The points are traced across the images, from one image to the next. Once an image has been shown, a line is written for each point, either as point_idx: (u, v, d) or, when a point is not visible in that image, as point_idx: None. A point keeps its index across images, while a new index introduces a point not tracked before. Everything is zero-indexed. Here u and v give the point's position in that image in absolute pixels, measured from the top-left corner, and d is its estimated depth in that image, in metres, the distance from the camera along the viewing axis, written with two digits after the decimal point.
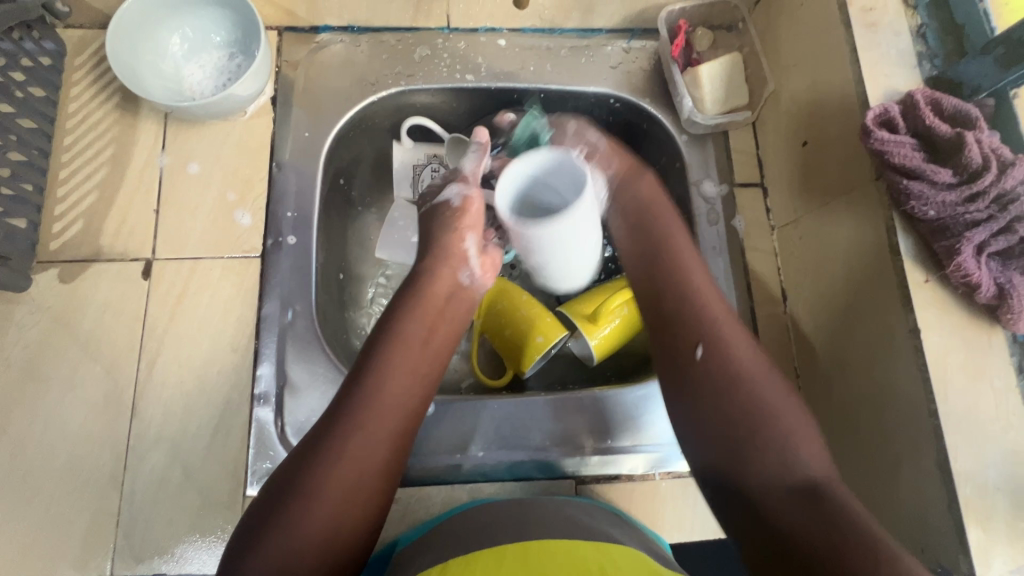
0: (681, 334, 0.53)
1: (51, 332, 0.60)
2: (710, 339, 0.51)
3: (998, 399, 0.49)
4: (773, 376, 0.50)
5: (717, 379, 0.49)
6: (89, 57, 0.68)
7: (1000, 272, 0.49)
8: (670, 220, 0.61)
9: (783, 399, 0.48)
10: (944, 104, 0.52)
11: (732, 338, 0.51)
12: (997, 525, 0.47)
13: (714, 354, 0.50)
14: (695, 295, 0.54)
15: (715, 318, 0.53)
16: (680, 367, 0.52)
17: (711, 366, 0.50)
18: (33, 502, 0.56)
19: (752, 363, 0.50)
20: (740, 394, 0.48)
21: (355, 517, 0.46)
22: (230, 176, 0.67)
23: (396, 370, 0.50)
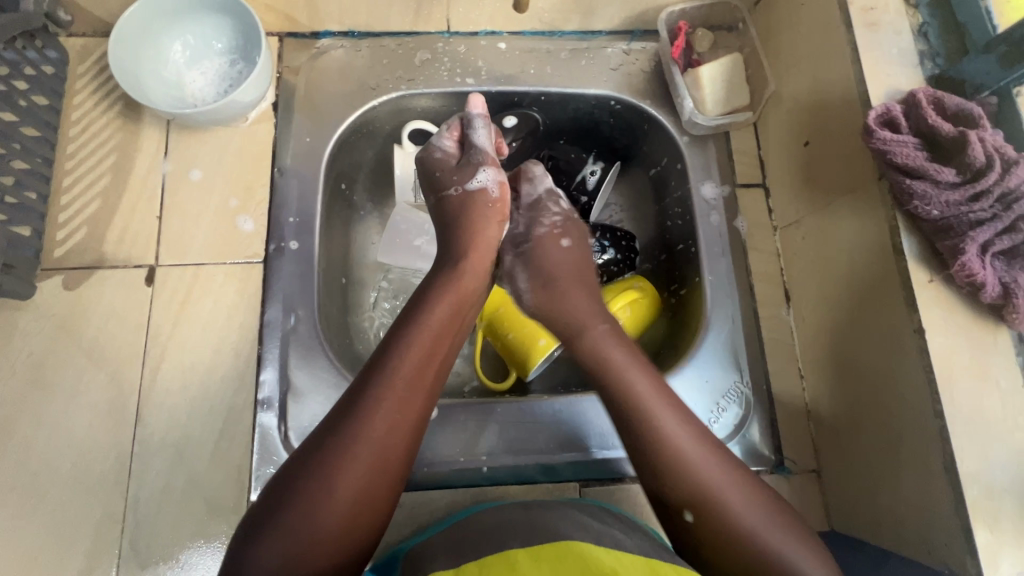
0: (664, 495, 0.49)
1: (55, 339, 0.60)
2: (698, 500, 0.47)
3: (1005, 399, 0.49)
4: (770, 516, 0.47)
5: (716, 546, 0.46)
6: (91, 66, 0.68)
7: (1006, 271, 0.49)
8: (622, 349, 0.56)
9: (784, 539, 0.46)
10: (947, 104, 0.52)
11: (721, 484, 0.48)
12: (1007, 528, 0.46)
13: (710, 515, 0.47)
14: (668, 442, 0.50)
15: (694, 466, 0.49)
16: (675, 534, 0.49)
17: (707, 530, 0.47)
18: (39, 509, 0.56)
19: (745, 509, 0.47)
20: (741, 557, 0.46)
21: (370, 514, 0.46)
22: (232, 182, 0.67)
23: (421, 367, 0.51)
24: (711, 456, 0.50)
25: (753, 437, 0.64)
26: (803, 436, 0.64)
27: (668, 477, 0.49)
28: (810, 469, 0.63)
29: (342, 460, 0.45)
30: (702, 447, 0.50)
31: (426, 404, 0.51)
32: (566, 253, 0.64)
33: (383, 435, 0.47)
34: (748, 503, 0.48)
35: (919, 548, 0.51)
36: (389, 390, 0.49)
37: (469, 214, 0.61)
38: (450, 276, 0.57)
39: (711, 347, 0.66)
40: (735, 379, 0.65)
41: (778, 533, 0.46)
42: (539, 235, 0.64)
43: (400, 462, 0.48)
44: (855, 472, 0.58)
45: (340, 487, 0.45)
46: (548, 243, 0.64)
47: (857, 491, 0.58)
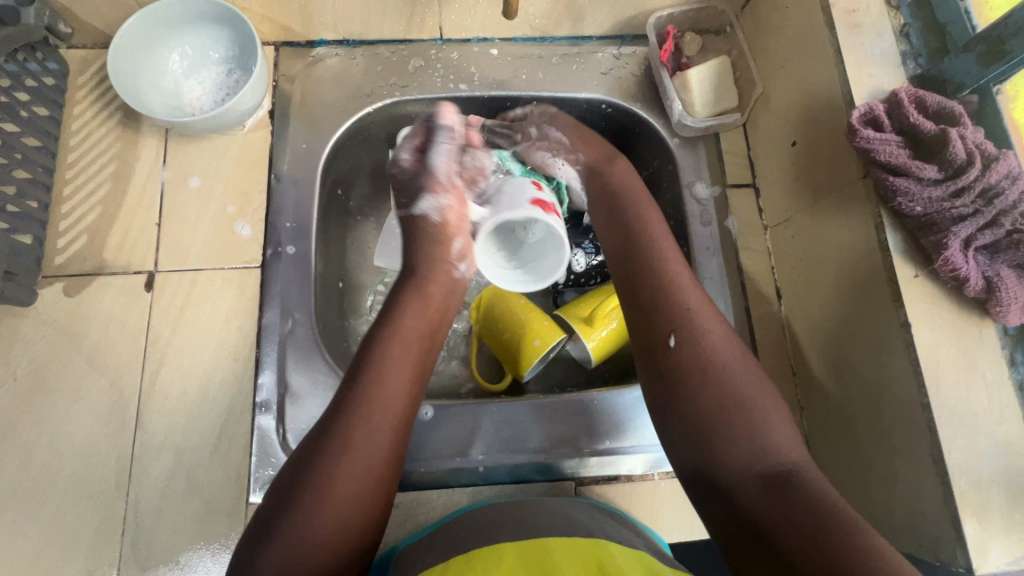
0: (653, 318, 0.54)
1: (56, 345, 0.61)
2: (681, 322, 0.52)
3: (990, 391, 0.49)
4: (741, 363, 0.51)
5: (687, 368, 0.51)
6: (91, 76, 0.69)
7: (988, 265, 0.49)
8: (642, 205, 0.63)
9: (746, 381, 0.50)
10: (928, 102, 0.53)
11: (702, 317, 0.53)
12: (994, 518, 0.47)
13: (688, 340, 0.52)
14: (666, 273, 0.56)
15: (684, 295, 0.54)
16: (652, 356, 0.53)
17: (683, 352, 0.51)
18: (41, 512, 0.57)
19: (720, 346, 0.51)
20: (705, 382, 0.50)
21: (362, 518, 0.47)
22: (230, 189, 0.68)
23: (400, 364, 0.53)
24: (700, 294, 0.55)
25: None
26: (796, 433, 0.65)
27: (661, 300, 0.54)
28: None
29: (329, 468, 0.46)
30: (693, 286, 0.55)
31: (408, 401, 0.52)
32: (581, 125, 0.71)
33: (367, 439, 0.48)
34: (724, 342, 0.52)
35: (910, 540, 0.52)
36: (371, 393, 0.50)
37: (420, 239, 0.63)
38: (417, 290, 0.59)
39: None
40: None
41: (749, 379, 0.50)
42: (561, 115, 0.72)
43: (386, 462, 0.49)
44: (847, 467, 0.59)
45: (330, 492, 0.46)
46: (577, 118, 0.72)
47: (850, 485, 0.59)
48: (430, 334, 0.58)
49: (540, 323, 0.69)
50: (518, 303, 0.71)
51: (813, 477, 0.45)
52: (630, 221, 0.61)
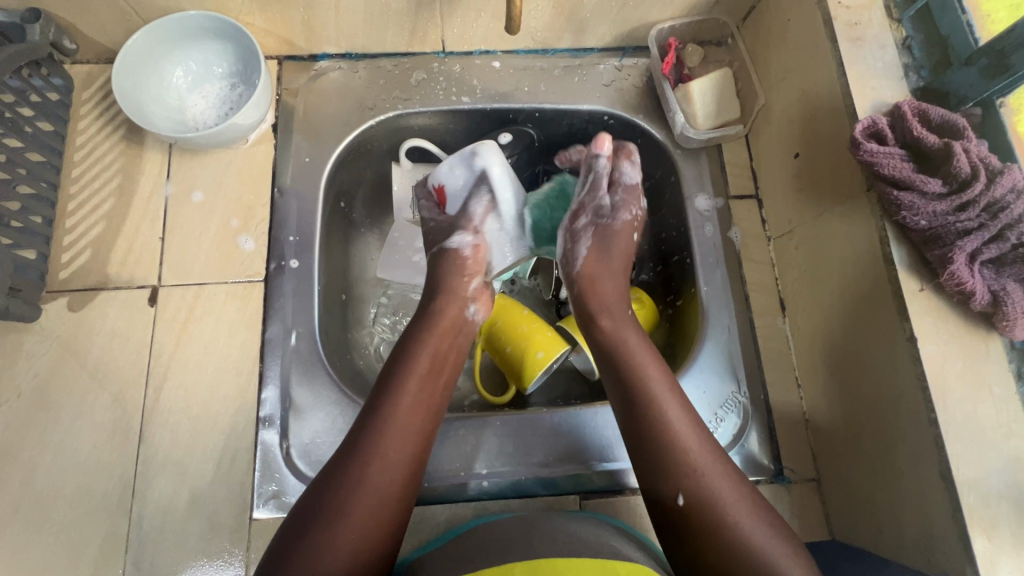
0: (658, 480, 0.52)
1: (60, 360, 0.61)
2: (690, 485, 0.51)
3: (998, 406, 0.49)
4: (756, 515, 0.50)
5: (704, 531, 0.49)
6: (96, 91, 0.70)
7: (994, 279, 0.49)
8: (637, 344, 0.59)
9: (762, 531, 0.49)
10: (931, 116, 0.53)
11: (711, 476, 0.51)
12: (1003, 535, 0.46)
13: (703, 502, 0.50)
14: (670, 431, 0.53)
15: (688, 452, 0.52)
16: (659, 510, 0.52)
17: (693, 516, 0.50)
18: (44, 529, 0.57)
19: (731, 503, 0.50)
20: (724, 542, 0.49)
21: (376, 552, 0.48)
22: (233, 203, 0.68)
23: (416, 408, 0.54)
24: (705, 448, 0.53)
25: (752, 447, 0.64)
26: (802, 446, 0.65)
27: (669, 462, 0.52)
28: (808, 479, 0.63)
29: (350, 494, 0.48)
30: (699, 438, 0.53)
31: (423, 437, 0.54)
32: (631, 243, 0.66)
33: (383, 471, 0.50)
34: (737, 497, 0.51)
35: (918, 556, 0.51)
36: (388, 428, 0.52)
37: (442, 270, 0.63)
38: (428, 322, 0.60)
39: (708, 357, 0.66)
40: (732, 389, 0.66)
41: (761, 528, 0.49)
42: (622, 222, 0.65)
43: (398, 500, 0.50)
44: (853, 481, 0.59)
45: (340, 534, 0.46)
46: (625, 233, 0.65)
47: (856, 500, 0.58)
48: (440, 365, 0.58)
49: (544, 335, 0.69)
50: (522, 314, 0.71)
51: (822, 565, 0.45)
52: (624, 361, 0.57)
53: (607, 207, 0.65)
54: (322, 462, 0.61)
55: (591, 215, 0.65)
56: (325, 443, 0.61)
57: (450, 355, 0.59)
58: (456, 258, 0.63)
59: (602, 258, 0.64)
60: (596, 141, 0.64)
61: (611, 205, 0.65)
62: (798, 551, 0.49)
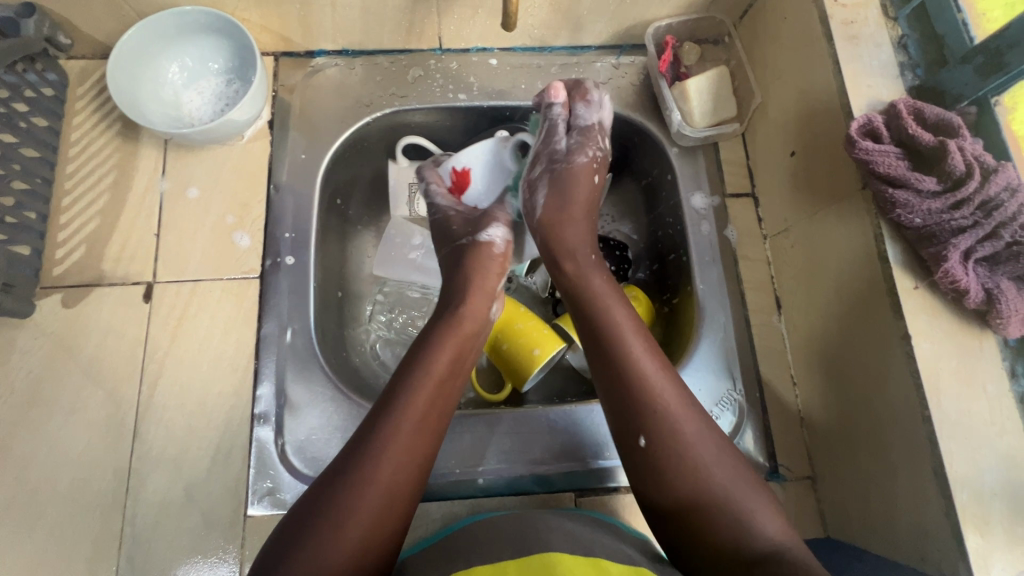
0: (624, 420, 0.52)
1: (54, 356, 0.61)
2: (654, 425, 0.51)
3: (991, 403, 0.49)
4: (722, 456, 0.50)
5: (665, 470, 0.50)
6: (91, 87, 0.70)
7: (988, 277, 0.49)
8: (604, 288, 0.58)
9: (726, 471, 0.49)
10: (927, 114, 0.53)
11: (677, 415, 0.51)
12: (996, 532, 0.46)
13: (664, 441, 0.50)
14: (634, 371, 0.53)
15: (651, 392, 0.52)
16: (624, 451, 0.52)
17: (656, 457, 0.50)
18: (37, 525, 0.56)
19: (696, 443, 0.50)
20: (687, 480, 0.49)
21: (380, 554, 0.47)
22: (229, 200, 0.68)
23: (428, 408, 0.53)
24: (670, 389, 0.52)
25: (748, 445, 0.65)
26: (797, 443, 0.65)
27: (634, 402, 0.52)
28: (803, 476, 0.64)
29: (359, 492, 0.48)
30: (666, 378, 0.53)
31: (433, 438, 0.53)
32: (594, 185, 0.63)
33: (390, 474, 0.49)
34: (701, 437, 0.51)
35: (911, 553, 0.51)
36: (397, 430, 0.51)
37: (469, 264, 0.62)
38: (448, 321, 0.59)
39: (704, 355, 0.67)
40: (727, 387, 0.66)
41: (725, 468, 0.50)
42: (578, 164, 0.62)
43: (405, 499, 0.50)
44: (848, 478, 0.59)
45: (347, 531, 0.46)
46: (582, 176, 0.62)
47: (850, 497, 0.59)
48: (456, 364, 0.57)
49: (540, 332, 0.69)
50: (519, 312, 0.70)
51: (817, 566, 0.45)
52: (591, 305, 0.57)
53: (561, 151, 0.63)
54: (318, 459, 0.60)
55: (546, 161, 0.63)
56: (320, 440, 0.61)
57: (468, 355, 0.59)
58: (486, 253, 0.63)
59: (560, 207, 0.62)
60: (547, 91, 0.65)
61: (566, 149, 0.63)
62: (773, 503, 0.49)
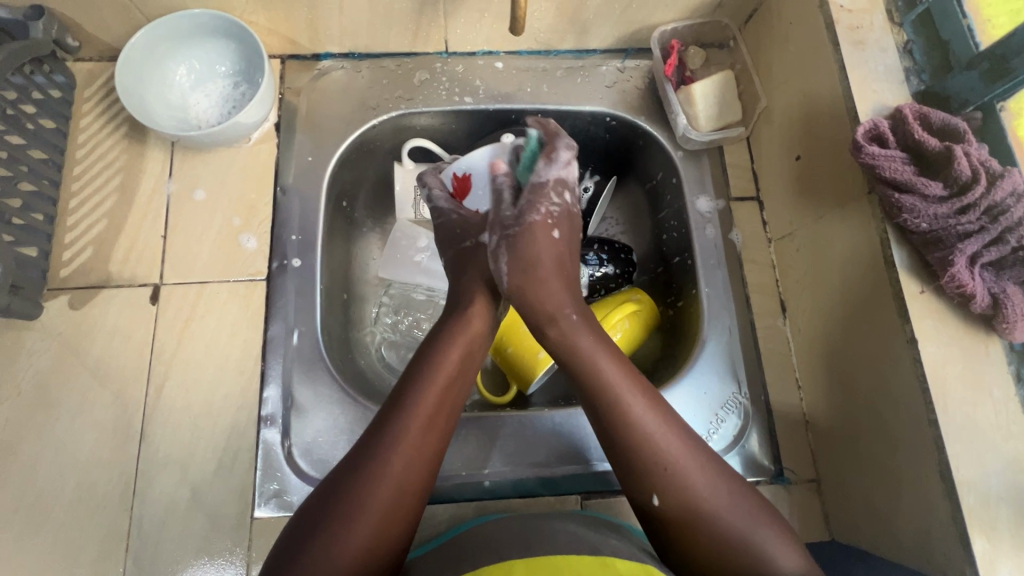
0: (634, 477, 0.52)
1: (61, 358, 0.61)
2: (666, 483, 0.50)
3: (997, 407, 0.49)
4: (737, 502, 0.50)
5: (678, 525, 0.50)
6: (98, 89, 0.70)
7: (994, 282, 0.50)
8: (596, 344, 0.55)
9: (743, 516, 0.49)
10: (933, 119, 0.53)
11: (688, 470, 0.50)
12: (1002, 536, 0.46)
13: (674, 500, 0.50)
14: (633, 436, 0.51)
15: (655, 453, 0.51)
16: (637, 504, 0.52)
17: (671, 512, 0.50)
18: (44, 527, 0.57)
19: (712, 495, 0.50)
20: (702, 532, 0.49)
21: (389, 553, 0.48)
22: (236, 202, 0.68)
23: (438, 409, 0.53)
24: (675, 443, 0.51)
25: (753, 448, 0.65)
26: (802, 446, 0.65)
27: (637, 465, 0.51)
28: (808, 479, 0.64)
29: (370, 491, 0.48)
30: (674, 434, 0.52)
31: (442, 438, 0.53)
32: (555, 244, 0.58)
33: (397, 481, 0.49)
34: (712, 489, 0.50)
35: (917, 556, 0.52)
36: (407, 431, 0.51)
37: (475, 274, 0.61)
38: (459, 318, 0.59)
39: (709, 358, 0.67)
40: (733, 390, 0.66)
41: (741, 516, 0.49)
42: (533, 225, 0.58)
43: (413, 506, 0.50)
44: (853, 482, 0.59)
45: (357, 532, 0.46)
46: (541, 234, 0.58)
47: (856, 500, 0.59)
48: (466, 363, 0.57)
49: None
50: (524, 315, 0.70)
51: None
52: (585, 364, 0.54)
53: (510, 219, 0.58)
54: (324, 461, 0.61)
55: (500, 232, 0.59)
56: (327, 442, 0.61)
57: (476, 353, 0.59)
58: (486, 264, 0.61)
59: (521, 273, 0.57)
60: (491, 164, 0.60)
61: (517, 212, 0.58)
62: (790, 539, 0.49)
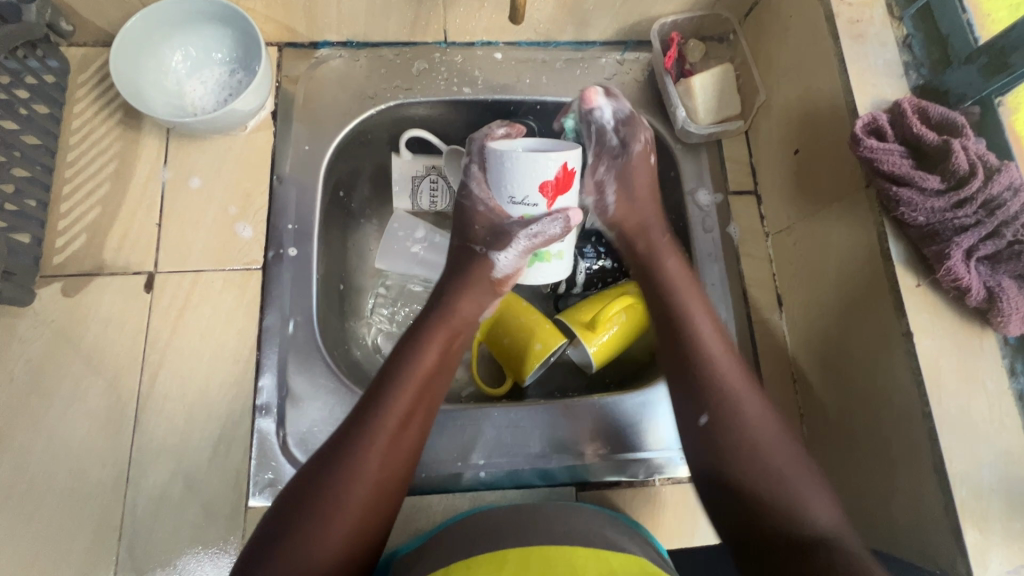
0: (689, 397, 0.58)
1: (53, 346, 0.61)
2: (719, 409, 0.56)
3: (991, 400, 0.50)
4: (779, 435, 0.55)
5: (726, 447, 0.55)
6: (92, 75, 0.69)
7: (990, 276, 0.50)
8: (675, 273, 0.64)
9: (786, 451, 0.54)
10: (931, 113, 0.53)
11: (741, 396, 0.57)
12: (994, 527, 0.47)
13: (726, 425, 0.56)
14: (703, 356, 0.59)
15: (720, 375, 0.58)
16: (686, 426, 0.58)
17: (720, 437, 0.55)
18: (36, 514, 0.56)
19: (756, 425, 0.55)
20: (745, 458, 0.54)
21: (361, 552, 0.49)
22: (232, 190, 0.68)
23: (412, 408, 0.55)
24: (737, 373, 0.58)
25: None
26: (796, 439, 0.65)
27: (700, 385, 0.58)
28: None
29: (343, 492, 0.49)
30: (732, 362, 0.59)
31: (418, 436, 0.55)
32: (650, 167, 0.67)
33: (393, 447, 0.52)
34: (762, 418, 0.56)
35: (909, 548, 0.52)
36: (382, 429, 0.52)
37: (468, 276, 0.64)
38: (438, 325, 0.61)
39: None
40: None
41: (782, 451, 0.54)
42: (636, 152, 0.66)
43: (384, 502, 0.51)
44: (847, 475, 0.59)
45: (330, 531, 0.48)
46: (641, 161, 0.66)
47: (849, 493, 0.59)
48: (440, 366, 0.59)
49: (542, 327, 0.69)
50: (521, 306, 0.70)
51: (850, 546, 0.48)
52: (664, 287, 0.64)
53: (618, 146, 0.66)
54: None
55: (607, 160, 0.66)
56: (322, 432, 0.61)
57: (450, 359, 0.60)
58: (487, 275, 0.63)
59: (629, 199, 0.67)
60: (586, 98, 0.65)
61: (620, 141, 0.66)
62: (822, 483, 0.53)
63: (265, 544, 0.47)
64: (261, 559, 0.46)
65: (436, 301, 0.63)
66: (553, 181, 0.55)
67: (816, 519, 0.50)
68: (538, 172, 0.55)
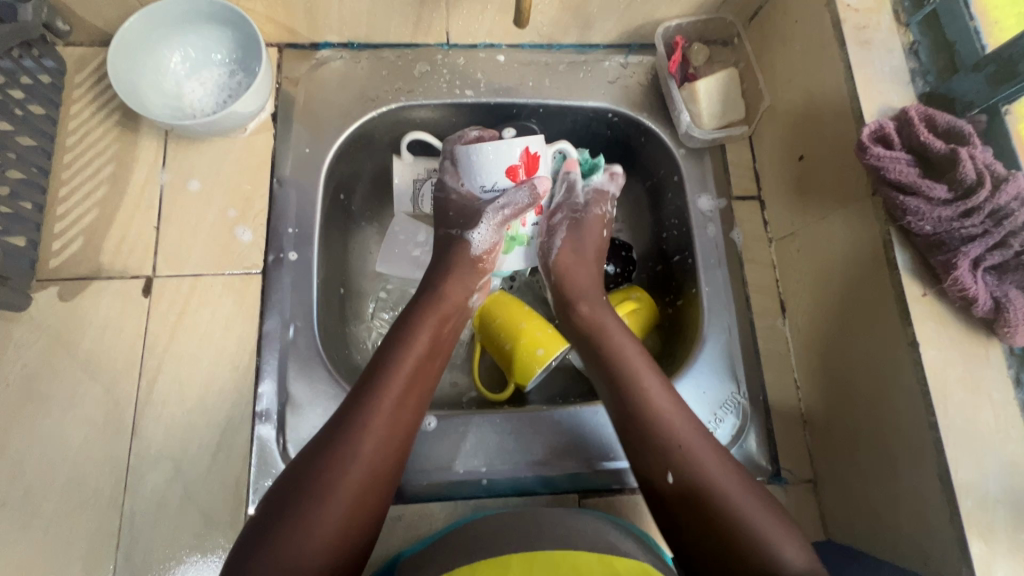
0: (647, 458, 0.54)
1: (50, 351, 0.60)
2: (678, 461, 0.53)
3: (996, 410, 0.50)
4: (742, 484, 0.51)
5: (691, 499, 0.51)
6: (89, 75, 0.68)
7: (996, 286, 0.50)
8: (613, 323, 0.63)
9: (750, 499, 0.51)
10: (938, 121, 0.53)
11: (698, 450, 0.53)
12: (998, 538, 0.47)
13: (688, 476, 0.52)
14: (652, 406, 0.56)
15: (671, 425, 0.55)
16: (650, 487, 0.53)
17: (685, 489, 0.52)
18: (33, 520, 0.55)
19: (720, 473, 0.52)
20: (712, 508, 0.50)
21: (360, 538, 0.49)
22: (231, 193, 0.67)
23: (405, 393, 0.55)
24: (688, 419, 0.55)
25: (751, 447, 0.65)
26: (799, 447, 0.65)
27: (654, 438, 0.54)
28: (805, 479, 0.64)
29: (339, 476, 0.49)
30: (685, 418, 0.56)
31: (411, 420, 0.54)
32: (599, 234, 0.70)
33: (387, 430, 0.52)
34: (722, 467, 0.52)
35: (914, 558, 0.52)
36: (376, 414, 0.52)
37: (452, 260, 0.65)
38: (428, 309, 0.61)
39: (710, 355, 0.66)
40: (731, 390, 0.66)
41: (750, 497, 0.51)
42: (592, 216, 0.70)
43: (382, 486, 0.51)
44: (851, 483, 0.59)
45: (328, 516, 0.47)
46: (594, 227, 0.70)
47: (852, 502, 0.59)
48: (431, 349, 0.59)
49: (544, 331, 0.69)
50: (522, 312, 0.70)
51: None
52: (614, 347, 0.61)
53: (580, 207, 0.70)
54: None
55: (567, 212, 0.69)
56: None
57: (444, 342, 0.61)
58: (467, 255, 0.65)
59: (575, 251, 0.69)
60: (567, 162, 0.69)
61: (584, 202, 0.70)
62: (798, 534, 0.49)
63: (261, 530, 0.46)
64: (258, 544, 0.46)
65: (425, 286, 0.64)
66: (520, 165, 0.60)
67: (794, 571, 0.46)
68: (503, 157, 0.59)
